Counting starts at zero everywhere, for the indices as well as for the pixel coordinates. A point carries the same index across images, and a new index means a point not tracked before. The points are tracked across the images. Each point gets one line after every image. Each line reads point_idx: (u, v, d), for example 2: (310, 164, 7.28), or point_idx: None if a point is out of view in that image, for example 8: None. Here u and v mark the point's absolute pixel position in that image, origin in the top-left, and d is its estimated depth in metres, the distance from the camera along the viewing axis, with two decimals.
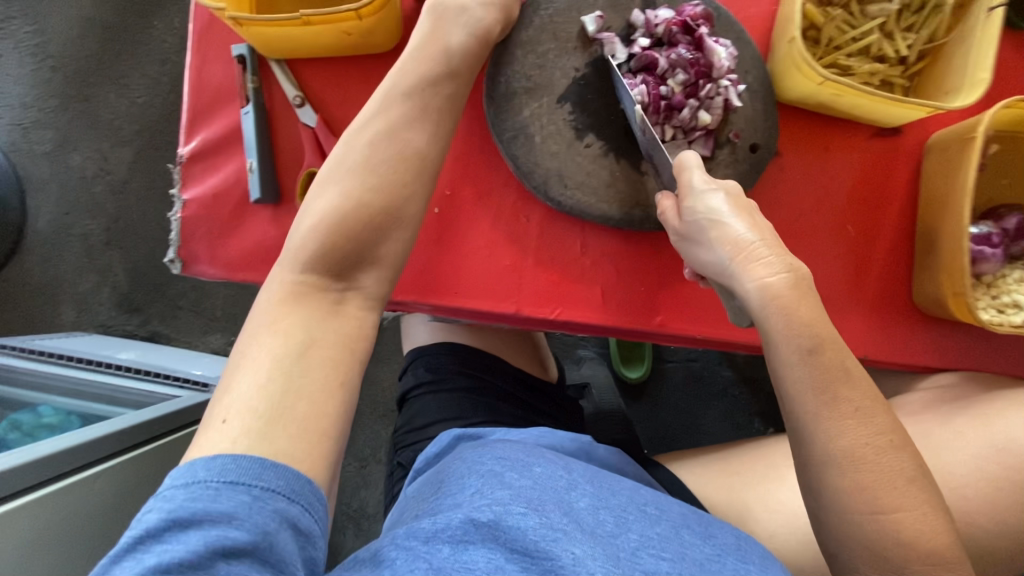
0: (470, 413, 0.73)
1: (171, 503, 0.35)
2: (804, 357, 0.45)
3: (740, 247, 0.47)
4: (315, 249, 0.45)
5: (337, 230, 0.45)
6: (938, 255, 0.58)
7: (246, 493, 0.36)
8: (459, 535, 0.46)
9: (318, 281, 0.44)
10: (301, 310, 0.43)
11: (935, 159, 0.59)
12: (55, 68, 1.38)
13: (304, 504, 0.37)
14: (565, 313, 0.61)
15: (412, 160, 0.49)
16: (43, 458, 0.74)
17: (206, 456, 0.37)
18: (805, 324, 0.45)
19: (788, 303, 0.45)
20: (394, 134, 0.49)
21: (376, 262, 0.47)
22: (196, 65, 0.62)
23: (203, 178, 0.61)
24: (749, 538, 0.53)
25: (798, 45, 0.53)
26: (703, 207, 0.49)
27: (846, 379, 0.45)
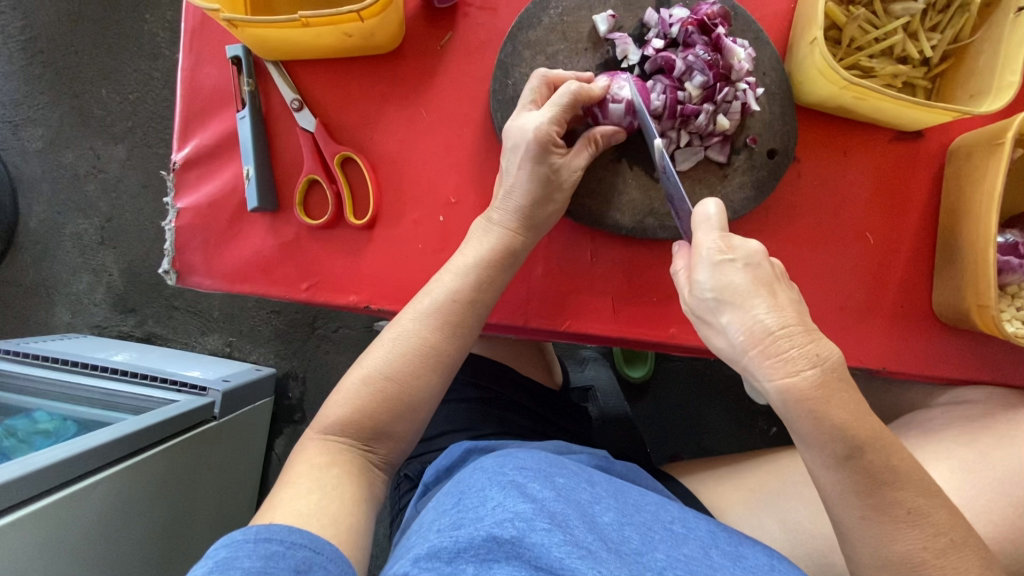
0: (477, 424, 0.71)
1: (213, 558, 0.40)
2: (840, 462, 0.42)
3: (758, 339, 0.41)
4: (343, 417, 0.51)
5: (365, 393, 0.51)
6: (962, 264, 0.56)
7: (279, 544, 0.41)
8: (483, 553, 0.45)
9: (346, 443, 0.51)
10: (335, 462, 0.50)
11: (959, 164, 0.57)
12: (44, 62, 1.34)
13: (327, 556, 0.42)
14: (575, 324, 0.59)
15: (430, 360, 0.52)
16: (40, 470, 0.72)
17: (246, 524, 0.42)
18: (839, 427, 0.41)
19: (816, 404, 0.41)
20: (412, 335, 0.52)
21: (397, 436, 0.53)
22: (189, 67, 0.59)
23: (197, 185, 0.59)
24: (780, 556, 0.51)
25: (820, 46, 0.51)
26: (717, 285, 0.43)
27: (893, 480, 0.42)
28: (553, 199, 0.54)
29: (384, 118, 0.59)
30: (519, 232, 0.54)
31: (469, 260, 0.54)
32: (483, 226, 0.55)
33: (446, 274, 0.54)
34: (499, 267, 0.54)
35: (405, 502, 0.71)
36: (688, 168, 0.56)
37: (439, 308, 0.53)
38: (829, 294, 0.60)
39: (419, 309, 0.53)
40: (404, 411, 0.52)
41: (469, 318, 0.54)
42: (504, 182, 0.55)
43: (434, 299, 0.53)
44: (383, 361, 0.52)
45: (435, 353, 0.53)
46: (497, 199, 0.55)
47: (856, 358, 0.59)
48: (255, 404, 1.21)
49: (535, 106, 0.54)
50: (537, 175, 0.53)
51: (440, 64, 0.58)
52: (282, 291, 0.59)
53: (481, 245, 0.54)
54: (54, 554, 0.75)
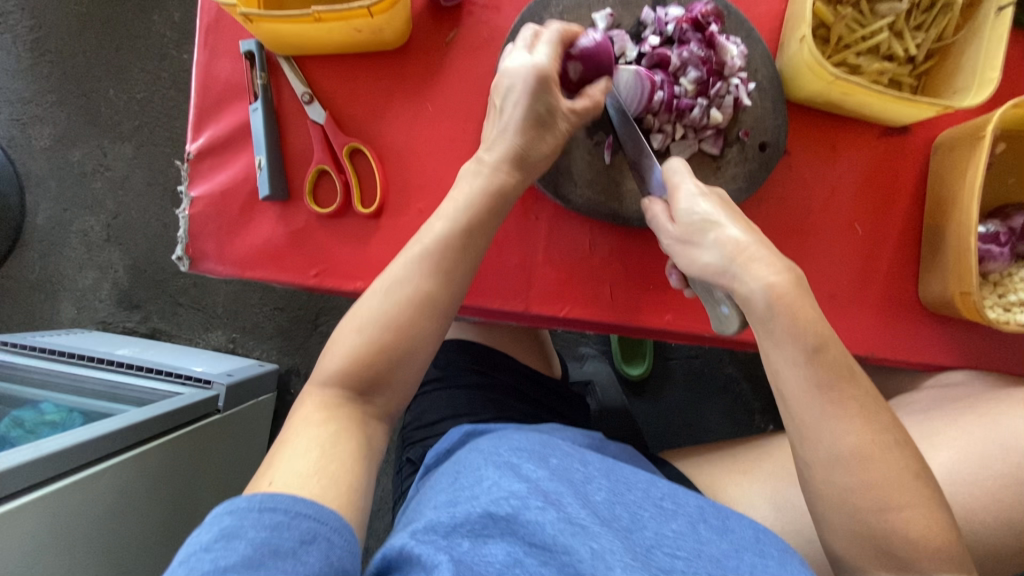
0: (479, 409, 0.73)
1: (217, 526, 0.41)
2: (809, 356, 0.46)
3: (740, 247, 0.47)
4: (340, 369, 0.51)
5: (362, 342, 0.51)
6: (946, 253, 0.58)
7: (283, 513, 0.42)
8: (478, 529, 0.47)
9: (342, 394, 0.51)
10: (333, 418, 0.49)
11: (943, 158, 0.60)
12: (52, 62, 1.37)
13: (332, 526, 0.43)
14: (575, 310, 0.61)
15: (426, 307, 0.52)
16: (47, 456, 0.74)
17: (249, 491, 0.43)
18: (809, 324, 0.46)
19: (792, 301, 0.46)
20: (405, 283, 0.52)
21: (395, 384, 0.53)
22: (204, 61, 0.61)
23: (211, 174, 0.61)
24: (766, 530, 0.53)
25: (809, 43, 0.53)
26: (699, 208, 0.49)
27: (853, 378, 0.46)
28: (545, 140, 0.56)
29: (391, 111, 0.61)
30: (510, 170, 0.55)
31: (460, 205, 0.54)
32: (472, 168, 0.56)
33: (438, 220, 0.54)
34: (490, 212, 0.55)
35: (408, 485, 0.74)
36: (682, 160, 0.59)
37: (432, 253, 0.53)
38: (820, 283, 0.62)
39: (411, 255, 0.53)
40: (394, 361, 0.52)
41: (460, 259, 0.54)
42: (498, 121, 0.55)
43: (426, 245, 0.53)
44: (380, 302, 0.52)
45: (433, 304, 0.53)
46: (489, 140, 0.56)
47: (845, 344, 0.62)
48: (258, 398, 1.23)
49: (529, 48, 0.55)
50: (532, 112, 0.54)
51: (446, 60, 0.61)
52: (292, 277, 0.61)
53: (473, 185, 0.55)
54: (60, 538, 0.77)
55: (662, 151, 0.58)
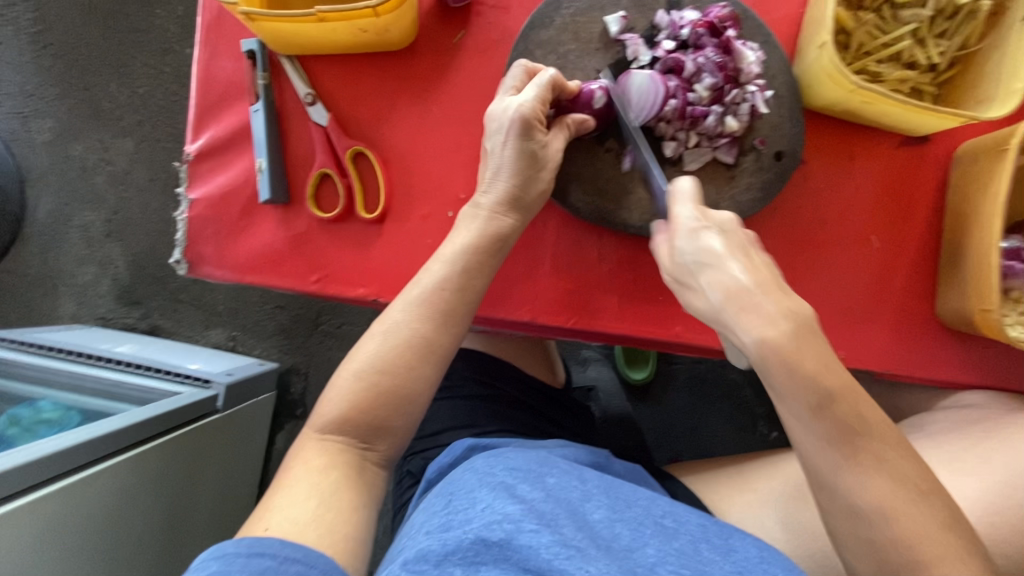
0: (481, 421, 0.72)
1: (207, 570, 0.42)
2: (814, 411, 0.44)
3: (734, 293, 0.45)
4: (339, 416, 0.52)
5: (359, 387, 0.52)
6: (965, 269, 0.56)
7: (270, 559, 0.43)
8: (470, 556, 0.45)
9: (343, 440, 0.52)
10: (335, 463, 0.51)
11: (964, 170, 0.58)
12: (54, 55, 1.35)
13: (321, 569, 0.43)
14: (582, 321, 0.60)
15: (422, 351, 0.53)
16: (43, 458, 0.72)
17: (238, 536, 0.45)
18: (813, 378, 0.43)
19: (791, 354, 0.43)
20: (402, 326, 0.53)
21: (393, 429, 0.53)
22: (205, 59, 0.60)
23: (210, 177, 0.60)
24: (771, 549, 0.52)
25: (829, 50, 0.51)
26: (695, 248, 0.48)
27: (864, 430, 0.44)
28: (539, 178, 0.55)
29: (396, 113, 0.59)
30: (507, 214, 0.55)
31: (457, 247, 0.55)
32: (470, 213, 0.56)
33: (435, 262, 0.55)
34: (489, 251, 0.55)
35: (409, 496, 0.73)
36: (695, 168, 0.57)
37: (427, 298, 0.54)
38: (834, 297, 0.60)
39: (408, 298, 0.54)
40: (399, 403, 0.53)
41: (454, 298, 0.54)
42: (491, 165, 0.55)
43: (422, 288, 0.54)
44: (376, 346, 0.53)
45: (427, 344, 0.54)
46: (485, 182, 0.56)
47: (858, 360, 0.60)
48: (258, 398, 1.21)
49: (515, 91, 0.54)
50: (525, 152, 0.53)
51: (453, 61, 0.59)
52: (292, 284, 0.59)
53: (469, 229, 0.55)
54: (55, 542, 0.75)
55: (674, 159, 0.57)
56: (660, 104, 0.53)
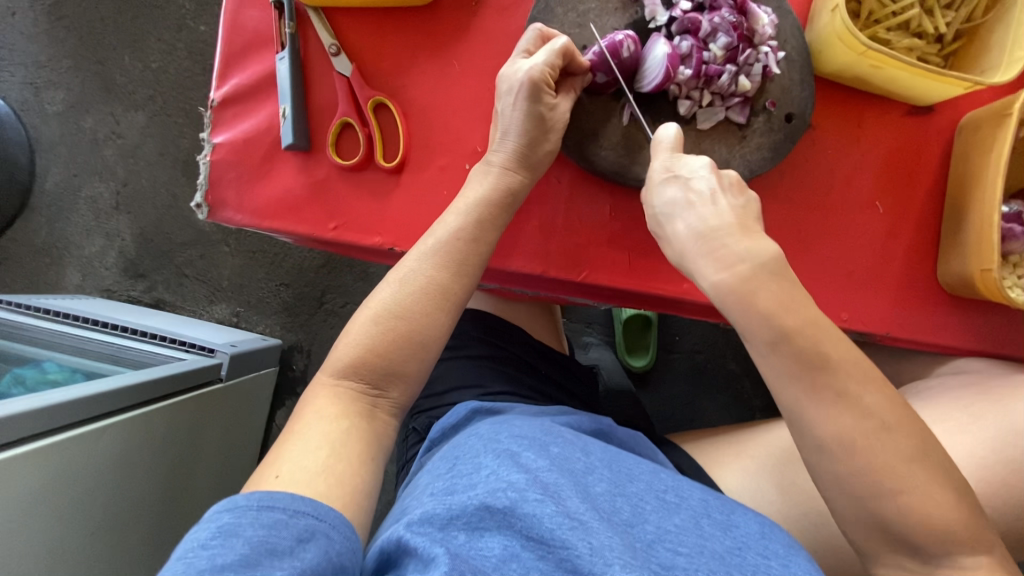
0: (488, 380, 0.73)
1: (216, 522, 0.42)
2: (771, 347, 0.47)
3: (691, 240, 0.50)
4: (353, 358, 0.53)
5: (376, 332, 0.53)
6: (967, 233, 0.58)
7: (281, 511, 0.43)
8: (474, 521, 0.48)
9: (356, 387, 0.53)
10: (346, 415, 0.52)
11: (967, 138, 0.60)
12: (70, 28, 1.37)
13: (330, 522, 0.44)
14: (592, 275, 0.61)
15: (437, 296, 0.55)
16: (51, 406, 0.73)
17: (249, 489, 0.45)
18: (768, 314, 0.47)
19: (710, 249, 0.49)
20: (418, 274, 0.55)
21: (407, 375, 0.55)
22: (232, 9, 0.61)
23: (234, 122, 0.61)
24: (770, 525, 0.53)
25: (841, 12, 0.53)
26: (662, 200, 0.52)
27: (825, 366, 0.46)
28: (547, 139, 0.57)
29: (417, 67, 0.61)
30: (518, 171, 0.57)
31: (471, 200, 0.56)
32: (482, 169, 0.57)
33: (450, 215, 0.56)
34: (500, 206, 0.57)
35: (413, 453, 0.74)
36: (707, 127, 0.59)
37: (441, 248, 0.55)
38: (838, 261, 0.62)
39: (423, 249, 0.55)
40: (415, 347, 0.54)
41: (468, 250, 0.55)
42: (501, 124, 0.57)
43: (438, 238, 0.55)
44: (391, 293, 0.54)
45: (442, 292, 0.55)
46: (495, 141, 0.57)
47: (860, 323, 0.61)
48: (260, 370, 1.22)
49: (527, 54, 0.56)
50: (532, 115, 0.55)
51: (474, 19, 0.61)
52: (309, 230, 0.60)
53: (482, 183, 0.57)
54: (60, 492, 0.76)
55: (687, 119, 0.59)
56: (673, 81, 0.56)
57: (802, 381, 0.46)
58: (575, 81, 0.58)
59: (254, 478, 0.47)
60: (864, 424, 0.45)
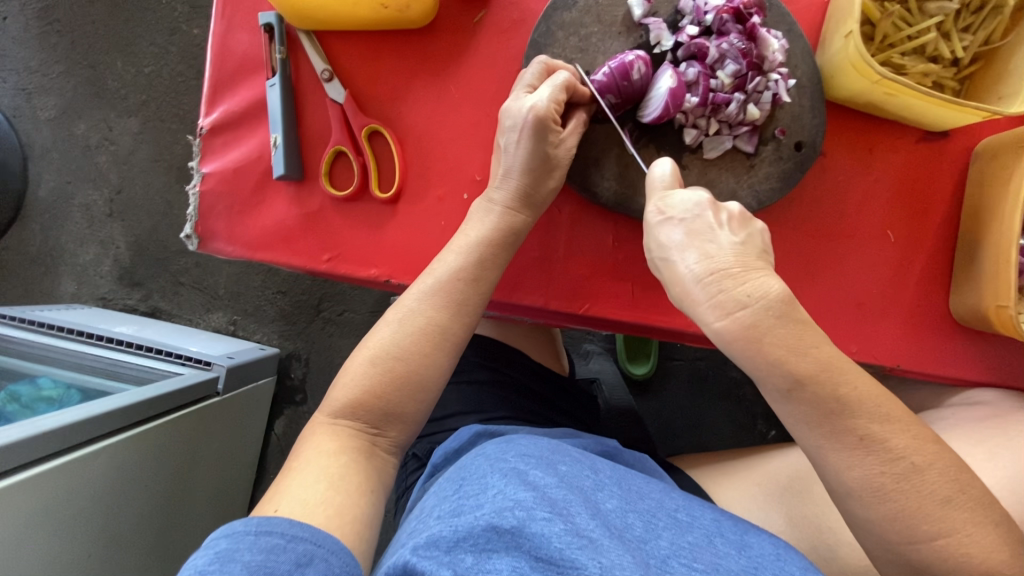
0: (489, 406, 0.72)
1: (213, 549, 0.40)
2: (786, 395, 0.45)
3: (688, 283, 0.47)
4: (352, 399, 0.52)
5: (374, 374, 0.52)
6: (982, 264, 0.56)
7: (280, 537, 0.41)
8: (481, 543, 0.44)
9: (354, 425, 0.52)
10: (345, 449, 0.50)
11: (983, 167, 0.58)
12: (60, 31, 1.34)
13: (329, 548, 0.42)
14: (594, 308, 0.59)
15: (435, 338, 0.53)
16: (46, 433, 0.72)
17: (247, 514, 0.43)
18: (777, 361, 0.44)
19: (715, 285, 0.45)
20: (417, 314, 0.53)
21: (405, 416, 0.53)
22: (221, 32, 0.59)
23: (225, 151, 0.59)
24: (786, 546, 0.51)
25: (855, 39, 0.50)
26: (656, 242, 0.49)
27: (844, 410, 0.44)
28: (552, 177, 0.55)
29: (413, 92, 0.59)
30: (519, 211, 0.55)
31: (472, 238, 0.54)
32: (483, 207, 0.55)
33: (450, 253, 0.54)
34: (502, 246, 0.55)
35: (413, 480, 0.72)
36: (715, 156, 0.56)
37: (442, 287, 0.53)
38: (849, 292, 0.60)
39: (422, 289, 0.54)
40: (413, 390, 0.52)
41: (466, 290, 0.54)
42: (503, 161, 0.55)
43: (437, 278, 0.54)
44: (390, 335, 0.53)
45: (443, 335, 0.53)
46: (496, 179, 0.55)
47: (871, 355, 0.60)
48: (258, 382, 1.21)
49: (531, 89, 0.54)
50: (537, 154, 0.53)
51: (472, 42, 0.59)
52: (303, 262, 0.58)
53: (481, 222, 0.55)
54: (53, 518, 0.75)
55: (693, 147, 0.56)
56: (673, 114, 0.54)
57: (837, 436, 0.44)
58: (580, 112, 0.56)
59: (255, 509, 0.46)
60: (885, 466, 0.43)
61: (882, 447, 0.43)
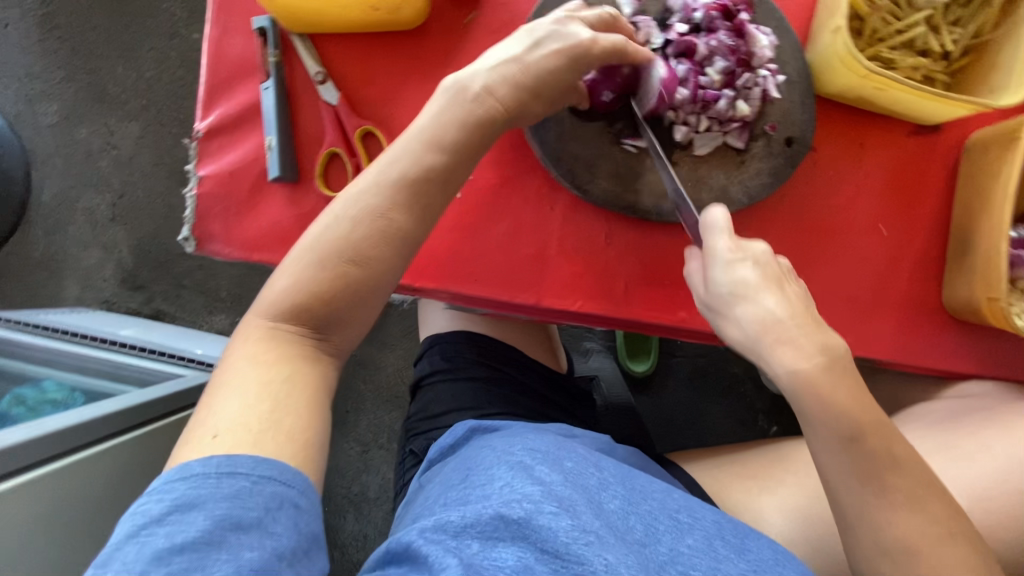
0: (484, 403, 0.72)
1: (172, 494, 0.38)
2: (846, 445, 0.47)
3: (752, 345, 0.48)
4: (292, 300, 0.45)
5: (320, 278, 0.45)
6: (973, 257, 0.56)
7: (245, 478, 0.38)
8: (488, 531, 0.46)
9: (296, 331, 0.45)
10: (286, 359, 0.44)
11: (974, 160, 0.58)
12: (60, 38, 1.35)
13: (299, 489, 0.40)
14: (587, 305, 0.60)
15: (396, 240, 0.46)
16: (51, 433, 0.73)
17: (201, 449, 0.39)
18: (842, 412, 0.46)
19: (779, 339, 0.47)
20: (376, 213, 0.46)
21: (354, 322, 0.47)
22: (216, 37, 0.60)
23: (220, 154, 0.60)
24: (786, 553, 0.51)
25: (843, 35, 0.51)
26: (729, 279, 0.48)
27: (884, 458, 0.46)
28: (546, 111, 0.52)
29: (406, 94, 0.59)
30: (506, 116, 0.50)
31: (439, 135, 0.48)
32: (473, 97, 0.49)
33: (418, 145, 0.48)
34: (473, 144, 0.49)
35: (410, 477, 0.73)
36: (705, 152, 0.57)
37: (406, 185, 0.47)
38: (841, 287, 0.60)
39: (382, 179, 0.47)
40: (365, 296, 0.46)
41: (432, 197, 0.48)
42: (527, 62, 0.50)
43: (403, 171, 0.47)
44: (343, 228, 0.45)
45: (402, 234, 0.47)
46: (509, 77, 0.50)
47: (865, 350, 0.60)
48: None
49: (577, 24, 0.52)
50: (563, 78, 0.51)
51: (464, 43, 0.59)
52: None
53: (449, 113, 0.49)
54: (63, 517, 0.75)
55: (684, 144, 0.57)
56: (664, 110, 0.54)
57: (855, 461, 0.46)
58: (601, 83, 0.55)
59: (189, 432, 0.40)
60: None
61: (880, 463, 0.46)
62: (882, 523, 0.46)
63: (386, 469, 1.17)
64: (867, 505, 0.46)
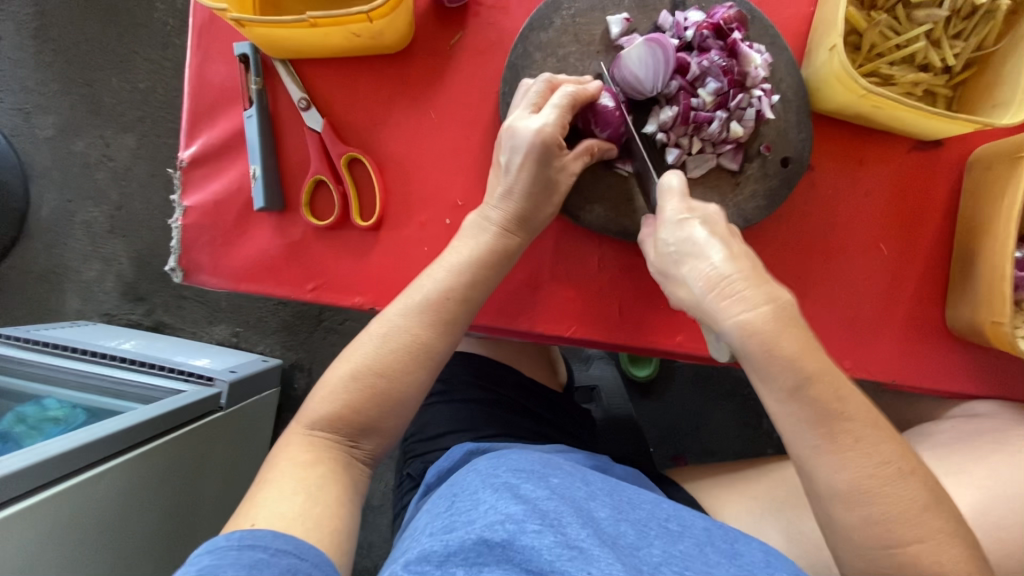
0: (480, 425, 0.71)
1: (197, 565, 0.39)
2: (790, 393, 0.43)
3: (698, 301, 0.45)
4: (330, 412, 0.50)
5: (354, 390, 0.50)
6: (976, 278, 0.55)
7: (263, 551, 0.40)
8: (472, 557, 0.43)
9: (332, 437, 0.51)
10: (321, 461, 0.49)
11: (977, 176, 0.56)
12: (54, 50, 1.35)
13: (313, 561, 0.41)
14: (580, 330, 0.59)
15: (420, 356, 0.52)
16: (49, 458, 0.70)
17: (230, 529, 0.42)
18: (792, 360, 0.42)
19: (724, 293, 0.43)
20: (403, 331, 0.51)
21: (384, 431, 0.52)
22: (198, 63, 0.59)
23: (205, 183, 0.59)
24: (778, 554, 0.50)
25: (839, 53, 0.49)
26: (677, 238, 0.46)
27: (841, 412, 0.43)
28: (552, 203, 0.54)
29: (392, 118, 0.58)
30: (513, 232, 0.54)
31: (460, 256, 0.53)
32: (478, 224, 0.54)
33: (439, 270, 0.53)
34: (493, 265, 0.54)
35: (407, 501, 0.73)
36: (699, 174, 0.55)
37: (430, 305, 0.52)
38: (841, 308, 0.59)
39: (408, 303, 0.52)
40: (393, 406, 0.51)
41: (455, 309, 0.52)
42: (503, 180, 0.53)
43: (424, 294, 0.52)
44: (370, 352, 0.51)
45: (425, 349, 0.52)
46: (494, 196, 0.54)
47: (865, 371, 0.59)
48: (262, 394, 1.20)
49: (536, 109, 0.52)
50: (540, 179, 0.52)
51: (451, 65, 0.58)
52: (289, 291, 0.59)
53: (474, 241, 0.54)
54: (64, 541, 0.73)
55: (677, 167, 0.55)
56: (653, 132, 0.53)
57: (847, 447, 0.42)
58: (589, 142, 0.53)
59: (231, 522, 0.45)
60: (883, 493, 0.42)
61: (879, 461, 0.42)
62: (879, 510, 0.42)
63: (389, 479, 1.17)
64: (848, 470, 0.42)
